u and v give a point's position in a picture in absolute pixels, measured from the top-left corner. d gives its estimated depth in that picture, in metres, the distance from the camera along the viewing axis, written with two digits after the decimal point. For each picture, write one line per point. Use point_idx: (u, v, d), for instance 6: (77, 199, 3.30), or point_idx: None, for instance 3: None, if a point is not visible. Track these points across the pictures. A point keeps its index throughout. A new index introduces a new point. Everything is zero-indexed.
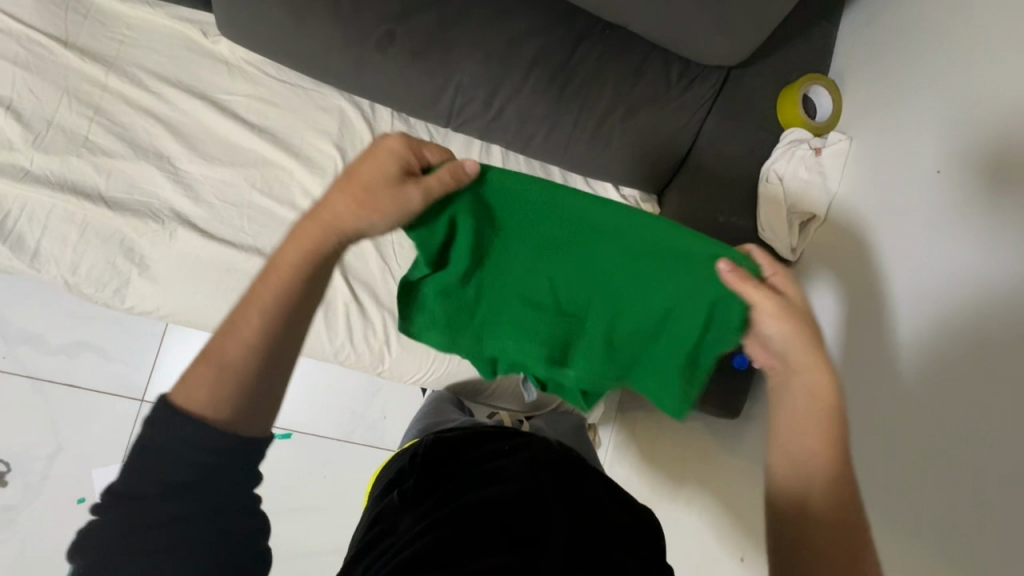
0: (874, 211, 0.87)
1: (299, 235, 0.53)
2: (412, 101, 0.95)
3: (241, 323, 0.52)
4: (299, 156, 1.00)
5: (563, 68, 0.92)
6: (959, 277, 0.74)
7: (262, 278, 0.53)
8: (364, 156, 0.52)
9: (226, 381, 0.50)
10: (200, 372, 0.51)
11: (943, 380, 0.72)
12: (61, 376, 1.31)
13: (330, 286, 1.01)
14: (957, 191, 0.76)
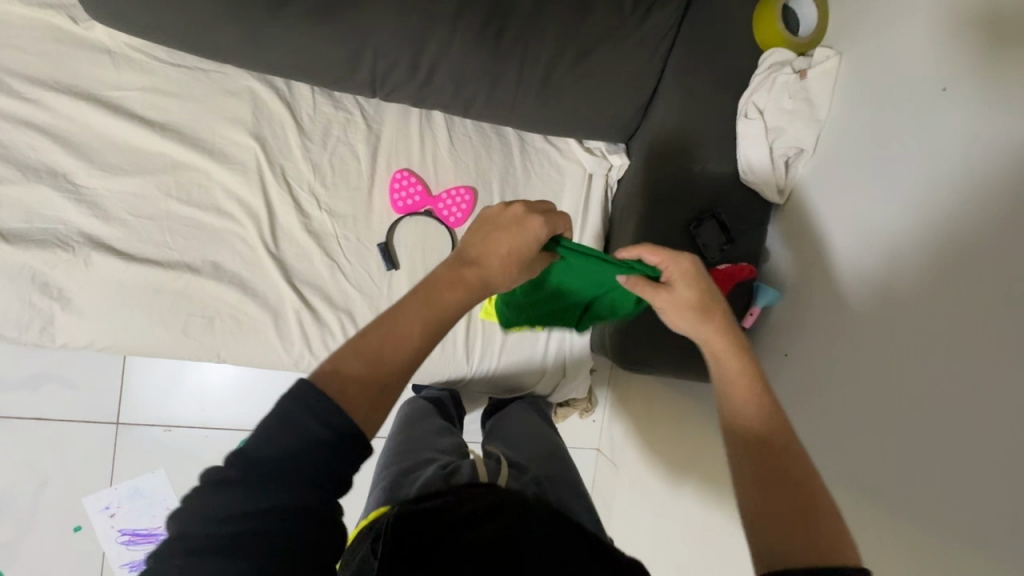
0: (869, 109, 0.75)
1: (460, 271, 0.59)
2: (325, 73, 0.82)
3: (388, 345, 0.51)
4: (214, 153, 0.88)
5: (494, 10, 0.77)
6: (954, 188, 0.63)
7: (428, 296, 0.56)
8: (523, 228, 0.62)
9: (387, 367, 0.51)
10: (372, 352, 0.51)
11: (935, 315, 0.63)
12: (27, 410, 1.25)
13: (275, 294, 0.92)
14: (962, 57, 0.63)
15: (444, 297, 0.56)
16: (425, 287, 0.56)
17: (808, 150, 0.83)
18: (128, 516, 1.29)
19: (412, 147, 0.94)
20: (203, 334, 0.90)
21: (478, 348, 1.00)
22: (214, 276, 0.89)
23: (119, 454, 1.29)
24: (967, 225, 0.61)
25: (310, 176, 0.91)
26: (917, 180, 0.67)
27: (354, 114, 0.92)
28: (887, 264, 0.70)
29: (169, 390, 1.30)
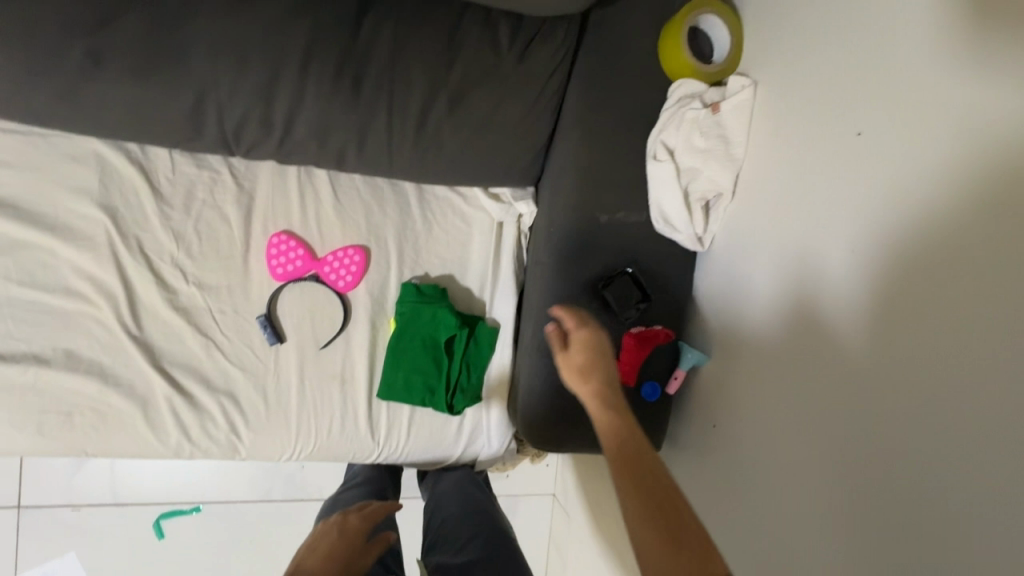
0: (809, 113, 0.61)
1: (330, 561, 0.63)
2: (167, 134, 0.71)
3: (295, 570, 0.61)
4: (59, 229, 0.78)
5: (349, 56, 0.67)
6: (886, 252, 0.53)
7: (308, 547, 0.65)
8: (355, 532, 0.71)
9: None
10: None
11: (877, 392, 0.54)
12: None
13: (142, 379, 0.81)
14: (916, 39, 0.51)
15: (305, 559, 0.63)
16: None
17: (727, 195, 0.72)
18: None
19: (291, 205, 0.83)
20: (62, 432, 0.80)
21: (382, 424, 0.89)
22: (69, 366, 0.79)
23: (23, 542, 1.18)
24: (903, 292, 0.52)
25: (174, 246, 0.80)
26: (840, 234, 0.58)
27: (221, 173, 0.82)
28: (812, 326, 0.61)
29: (73, 469, 1.19)
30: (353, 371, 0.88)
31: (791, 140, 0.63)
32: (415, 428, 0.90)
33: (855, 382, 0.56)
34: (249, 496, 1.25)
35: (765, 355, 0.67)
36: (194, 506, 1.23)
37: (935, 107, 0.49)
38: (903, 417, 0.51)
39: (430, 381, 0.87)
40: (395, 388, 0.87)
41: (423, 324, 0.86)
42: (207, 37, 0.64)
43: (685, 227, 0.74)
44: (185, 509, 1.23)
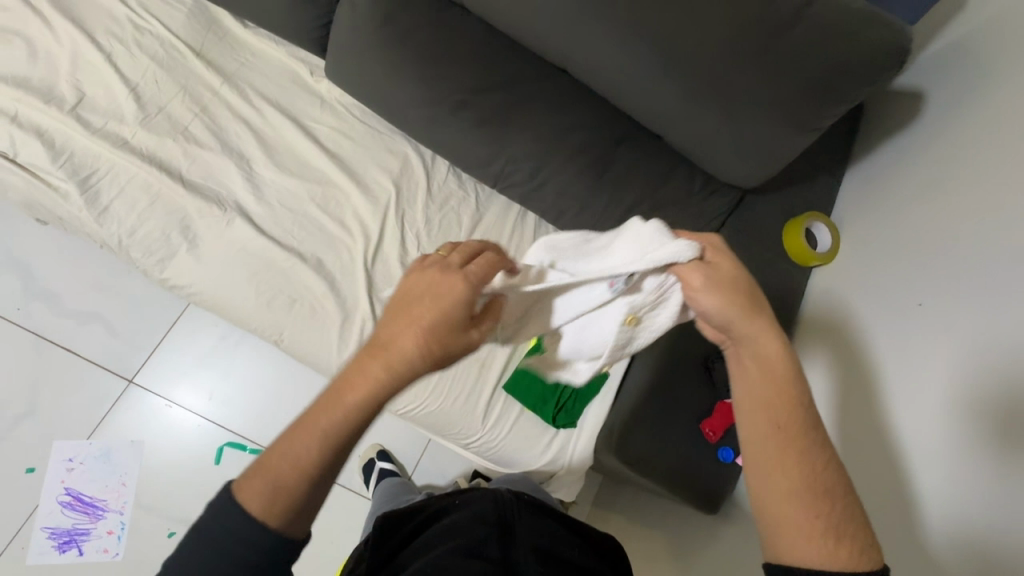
0: (900, 255, 0.93)
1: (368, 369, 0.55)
2: (468, 158, 1.10)
3: (282, 474, 0.55)
4: (360, 185, 1.13)
5: (604, 158, 1.06)
6: (938, 346, 0.79)
7: (327, 403, 0.55)
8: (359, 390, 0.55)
9: (282, 494, 0.55)
10: (261, 473, 0.55)
11: (884, 478, 0.80)
12: (64, 338, 1.33)
13: (353, 299, 1.07)
14: (968, 223, 0.82)
15: (343, 400, 0.55)
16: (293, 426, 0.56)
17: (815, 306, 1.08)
18: (85, 476, 1.27)
19: (504, 232, 1.17)
20: (280, 311, 1.05)
21: (495, 412, 1.09)
22: (314, 269, 1.06)
23: (114, 413, 1.32)
24: (922, 433, 0.77)
25: (420, 224, 1.13)
26: (891, 366, 0.85)
27: (470, 196, 1.18)
28: (870, 395, 0.87)
29: (189, 371, 1.36)
30: (492, 361, 1.10)
31: (880, 289, 0.94)
32: (516, 427, 1.09)
33: (872, 466, 0.83)
34: None
35: (836, 408, 0.93)
36: (258, 447, 1.34)
37: (960, 319, 0.77)
38: (921, 451, 0.76)
39: (544, 393, 1.07)
40: (518, 385, 1.08)
41: None
42: (533, 116, 1.05)
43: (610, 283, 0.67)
44: (248, 447, 1.34)
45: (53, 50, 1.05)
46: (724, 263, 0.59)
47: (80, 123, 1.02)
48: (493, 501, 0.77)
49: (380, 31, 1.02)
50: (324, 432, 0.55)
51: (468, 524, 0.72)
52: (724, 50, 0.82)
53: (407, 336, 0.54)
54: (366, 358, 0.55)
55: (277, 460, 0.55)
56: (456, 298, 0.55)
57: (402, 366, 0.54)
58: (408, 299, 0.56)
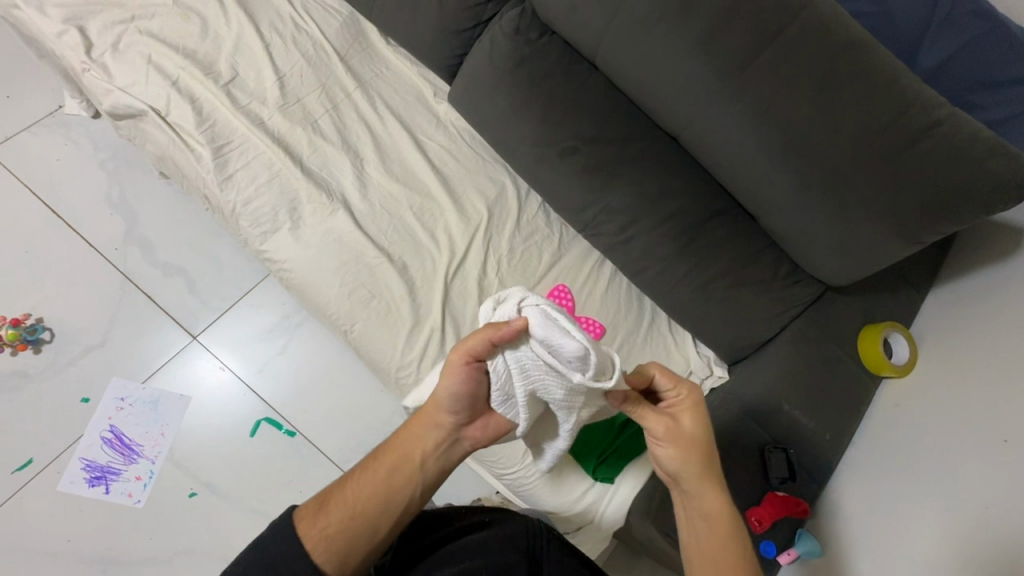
0: (974, 388, 0.93)
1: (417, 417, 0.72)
2: (563, 200, 1.15)
3: (332, 504, 0.66)
4: (457, 203, 1.18)
5: (695, 228, 1.08)
6: (1012, 498, 0.78)
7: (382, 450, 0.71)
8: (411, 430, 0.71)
9: (335, 523, 0.64)
10: (323, 505, 0.66)
11: None
12: (147, 284, 1.42)
13: (427, 308, 1.11)
14: None
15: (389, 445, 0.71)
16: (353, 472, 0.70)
17: (873, 421, 1.08)
18: (130, 418, 1.32)
19: (580, 275, 1.20)
20: (358, 304, 1.09)
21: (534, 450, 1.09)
22: (398, 271, 1.11)
23: (171, 364, 1.38)
24: None
25: (503, 251, 1.17)
26: (975, 502, 0.82)
27: (554, 236, 1.22)
28: (932, 530, 0.86)
29: (248, 341, 1.42)
30: None
31: (960, 417, 0.92)
32: (553, 469, 1.09)
33: None
34: (331, 455, 1.37)
35: (887, 529, 0.93)
36: (292, 428, 1.37)
37: None
38: None
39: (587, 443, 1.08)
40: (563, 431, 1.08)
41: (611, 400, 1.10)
42: (636, 174, 1.09)
43: (485, 315, 0.70)
44: (283, 427, 1.37)
45: (221, 33, 1.18)
46: (689, 417, 0.70)
47: (228, 97, 1.14)
48: (520, 539, 0.72)
49: (512, 71, 1.11)
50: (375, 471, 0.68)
51: (491, 550, 0.70)
52: (845, 153, 0.86)
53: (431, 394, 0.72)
54: (416, 414, 0.71)
55: (334, 499, 0.67)
56: (466, 384, 0.66)
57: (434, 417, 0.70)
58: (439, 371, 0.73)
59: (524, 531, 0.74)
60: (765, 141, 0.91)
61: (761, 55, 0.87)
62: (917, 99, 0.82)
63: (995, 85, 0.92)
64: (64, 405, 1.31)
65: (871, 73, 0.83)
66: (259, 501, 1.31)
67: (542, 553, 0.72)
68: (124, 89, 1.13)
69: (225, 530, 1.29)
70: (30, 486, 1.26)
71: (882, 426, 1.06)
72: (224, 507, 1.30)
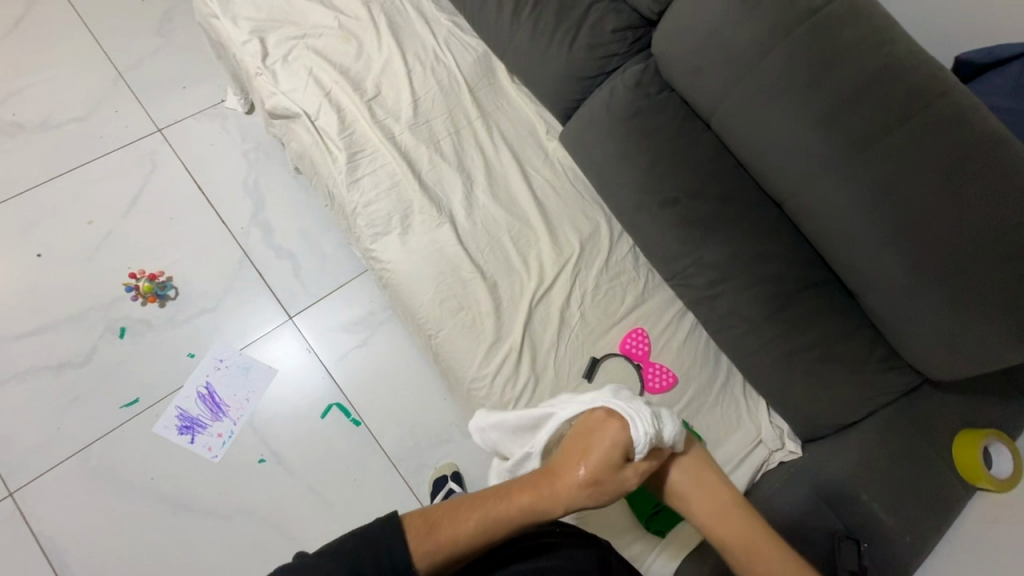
0: None
1: (556, 488, 0.76)
2: (655, 247, 1.19)
3: (445, 527, 0.71)
4: (553, 234, 1.25)
5: (788, 295, 1.07)
6: None
7: (506, 499, 0.74)
8: (542, 499, 0.75)
9: (449, 549, 0.70)
10: (439, 528, 0.70)
11: None
12: (261, 263, 1.58)
13: (509, 328, 1.16)
14: None
15: (514, 497, 0.75)
16: (472, 504, 0.74)
17: (959, 535, 1.00)
18: (224, 380, 1.46)
19: (660, 322, 1.22)
20: (447, 313, 1.17)
21: None
22: (488, 288, 1.18)
23: (266, 337, 1.51)
24: None
25: (589, 286, 1.21)
26: None
27: (640, 279, 1.25)
28: None
29: (334, 329, 1.53)
30: None
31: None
32: (606, 512, 1.08)
33: None
34: (388, 451, 1.44)
35: None
36: (358, 418, 1.45)
37: None
38: None
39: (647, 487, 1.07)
40: None
41: None
42: (734, 233, 1.11)
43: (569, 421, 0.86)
44: (350, 414, 1.46)
45: (372, 56, 1.34)
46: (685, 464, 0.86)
47: (369, 112, 1.28)
48: (593, 556, 0.76)
49: (627, 120, 1.18)
50: (494, 516, 0.73)
51: (564, 553, 0.75)
52: (967, 244, 0.84)
53: (574, 473, 0.76)
54: (556, 485, 0.76)
55: (450, 525, 0.71)
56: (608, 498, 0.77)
57: (568, 496, 0.76)
58: (587, 446, 0.78)
59: (587, 538, 0.79)
60: (879, 221, 0.91)
61: (887, 136, 0.89)
62: None
63: None
64: (173, 357, 1.47)
65: (1008, 166, 0.82)
66: (317, 480, 1.39)
67: (608, 559, 0.77)
68: (285, 93, 1.30)
69: (283, 500, 1.38)
70: (131, 423, 1.41)
71: (970, 541, 0.98)
72: (285, 479, 1.39)
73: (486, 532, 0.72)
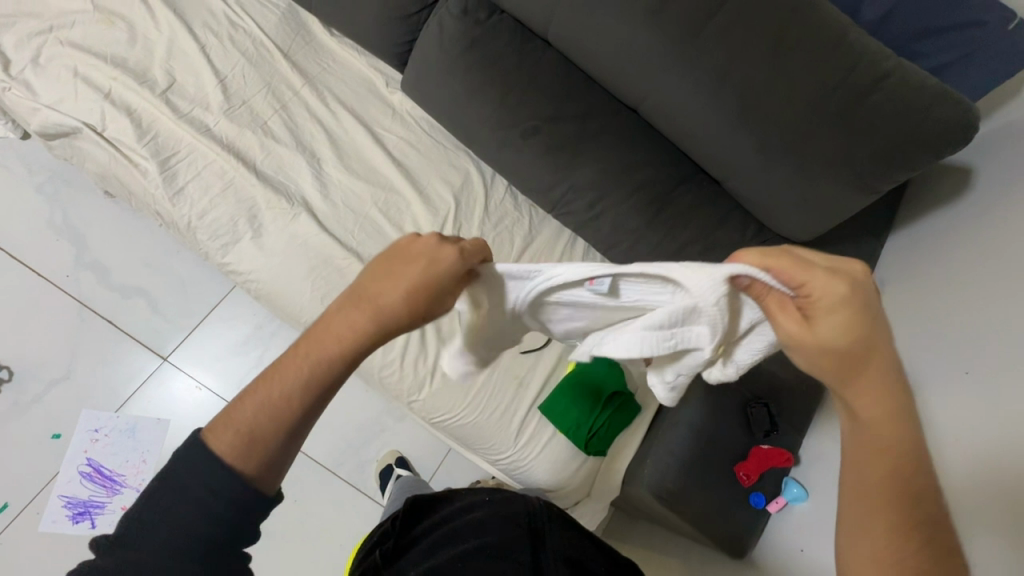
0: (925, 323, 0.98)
1: (349, 310, 0.52)
2: (528, 182, 1.15)
3: (244, 414, 0.51)
4: (422, 194, 1.16)
5: (662, 198, 1.09)
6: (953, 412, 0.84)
7: (300, 350, 0.52)
8: (330, 330, 0.51)
9: (255, 434, 0.50)
10: (234, 416, 0.51)
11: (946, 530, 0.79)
12: (106, 309, 1.35)
13: None
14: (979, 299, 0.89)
15: (318, 346, 0.51)
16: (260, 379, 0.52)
17: None
18: (107, 449, 1.28)
19: (554, 254, 1.20)
20: None
21: (528, 431, 1.09)
22: None
23: (145, 388, 1.33)
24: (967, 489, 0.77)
25: (475, 239, 1.16)
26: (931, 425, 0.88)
27: (524, 218, 1.22)
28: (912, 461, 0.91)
29: (221, 356, 1.38)
30: (530, 381, 1.11)
31: (970, 333, 0.87)
32: (548, 449, 1.09)
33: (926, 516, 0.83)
34: (322, 462, 1.36)
35: None
36: None
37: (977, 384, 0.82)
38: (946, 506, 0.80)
39: (578, 418, 1.07)
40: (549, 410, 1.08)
41: (599, 375, 1.09)
42: (599, 149, 1.09)
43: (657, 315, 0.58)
44: None
45: (151, 37, 1.12)
46: (832, 323, 0.46)
47: (168, 106, 1.08)
48: (524, 516, 0.73)
49: (465, 54, 1.08)
50: (292, 378, 0.51)
51: (490, 521, 0.72)
52: (801, 109, 0.88)
53: (381, 285, 0.51)
54: (350, 301, 0.52)
55: (249, 409, 0.51)
56: (423, 293, 0.51)
57: (371, 318, 0.51)
58: (392, 252, 0.52)
59: (516, 500, 0.76)
60: (722, 106, 0.92)
61: (711, 21, 0.88)
62: (863, 53, 0.85)
63: (935, 31, 0.93)
64: (33, 444, 1.26)
65: (818, 30, 0.86)
66: None
67: (543, 516, 0.75)
68: (52, 106, 1.06)
69: None
70: (10, 530, 1.22)
71: None
72: None
73: (293, 405, 0.51)
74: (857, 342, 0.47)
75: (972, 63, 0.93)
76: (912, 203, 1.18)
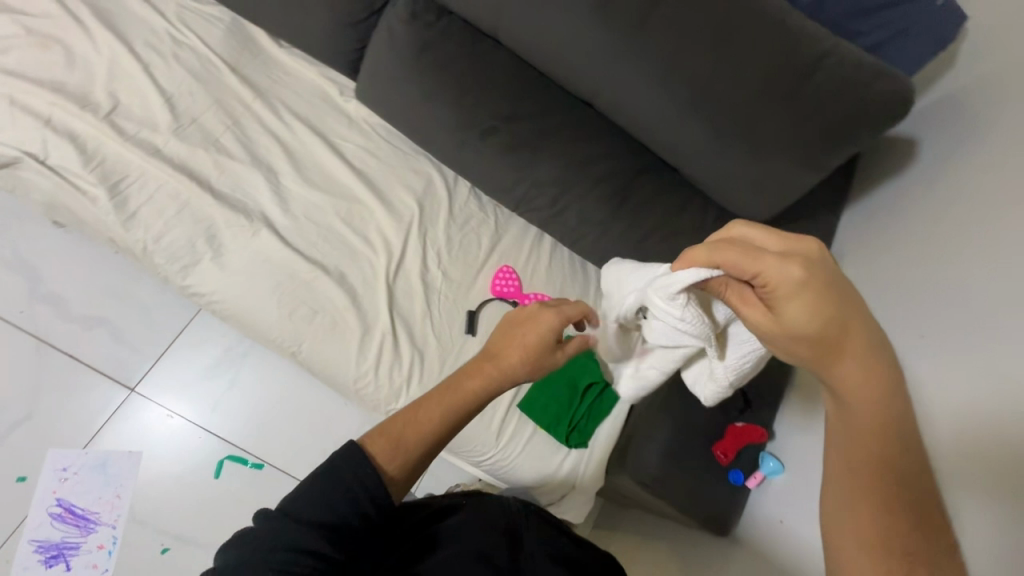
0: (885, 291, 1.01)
1: (481, 364, 0.71)
2: (490, 182, 1.15)
3: (402, 437, 0.65)
4: (385, 202, 1.15)
5: (624, 188, 1.11)
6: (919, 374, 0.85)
7: (446, 389, 0.68)
8: (475, 378, 0.70)
9: (407, 447, 0.65)
10: (392, 434, 0.65)
11: None
12: (66, 343, 1.31)
13: (374, 313, 1.08)
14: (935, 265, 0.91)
15: (460, 386, 0.69)
16: (410, 407, 0.67)
17: None
18: (78, 488, 1.24)
19: (522, 252, 1.21)
20: (302, 323, 1.05)
21: (509, 430, 1.10)
22: (337, 281, 1.08)
23: (114, 420, 1.29)
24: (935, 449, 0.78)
25: (442, 243, 1.16)
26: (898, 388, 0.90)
27: (490, 218, 1.22)
28: None
29: (192, 381, 1.34)
30: None
31: (926, 297, 0.89)
32: (531, 446, 1.10)
33: None
34: None
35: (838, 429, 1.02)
36: (258, 461, 1.31)
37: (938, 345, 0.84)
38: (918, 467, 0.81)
39: (557, 412, 1.08)
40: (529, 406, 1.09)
41: (575, 367, 1.10)
42: (557, 144, 1.10)
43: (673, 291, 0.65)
44: (248, 462, 1.31)
45: (92, 59, 1.09)
46: (794, 308, 0.53)
47: (114, 129, 1.05)
48: (504, 521, 0.74)
49: (417, 59, 1.08)
50: (443, 409, 0.67)
51: (470, 527, 0.72)
52: (749, 93, 0.90)
53: (509, 350, 0.71)
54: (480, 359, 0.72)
55: (405, 430, 0.65)
56: (539, 356, 0.72)
57: (503, 372, 0.70)
58: (521, 325, 0.73)
59: (498, 504, 0.77)
60: (674, 93, 0.93)
61: (657, 10, 0.90)
62: (804, 35, 0.88)
63: (868, 11, 0.97)
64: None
65: (759, 14, 0.88)
66: None
67: (526, 520, 0.76)
68: None
69: None
70: None
71: None
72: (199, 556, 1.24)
73: (437, 431, 0.67)
74: (832, 327, 0.53)
75: (905, 40, 0.97)
76: (864, 177, 1.22)
